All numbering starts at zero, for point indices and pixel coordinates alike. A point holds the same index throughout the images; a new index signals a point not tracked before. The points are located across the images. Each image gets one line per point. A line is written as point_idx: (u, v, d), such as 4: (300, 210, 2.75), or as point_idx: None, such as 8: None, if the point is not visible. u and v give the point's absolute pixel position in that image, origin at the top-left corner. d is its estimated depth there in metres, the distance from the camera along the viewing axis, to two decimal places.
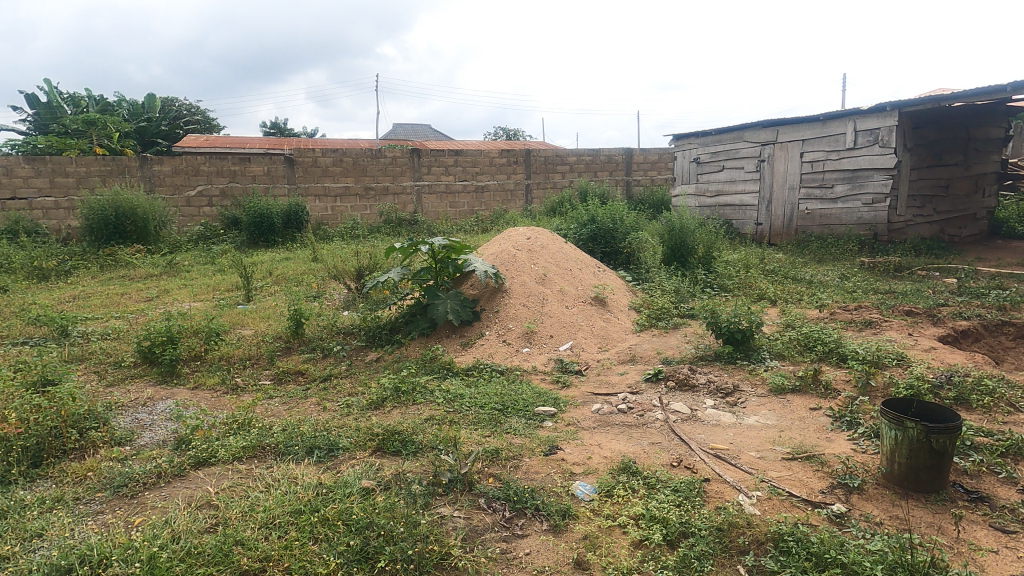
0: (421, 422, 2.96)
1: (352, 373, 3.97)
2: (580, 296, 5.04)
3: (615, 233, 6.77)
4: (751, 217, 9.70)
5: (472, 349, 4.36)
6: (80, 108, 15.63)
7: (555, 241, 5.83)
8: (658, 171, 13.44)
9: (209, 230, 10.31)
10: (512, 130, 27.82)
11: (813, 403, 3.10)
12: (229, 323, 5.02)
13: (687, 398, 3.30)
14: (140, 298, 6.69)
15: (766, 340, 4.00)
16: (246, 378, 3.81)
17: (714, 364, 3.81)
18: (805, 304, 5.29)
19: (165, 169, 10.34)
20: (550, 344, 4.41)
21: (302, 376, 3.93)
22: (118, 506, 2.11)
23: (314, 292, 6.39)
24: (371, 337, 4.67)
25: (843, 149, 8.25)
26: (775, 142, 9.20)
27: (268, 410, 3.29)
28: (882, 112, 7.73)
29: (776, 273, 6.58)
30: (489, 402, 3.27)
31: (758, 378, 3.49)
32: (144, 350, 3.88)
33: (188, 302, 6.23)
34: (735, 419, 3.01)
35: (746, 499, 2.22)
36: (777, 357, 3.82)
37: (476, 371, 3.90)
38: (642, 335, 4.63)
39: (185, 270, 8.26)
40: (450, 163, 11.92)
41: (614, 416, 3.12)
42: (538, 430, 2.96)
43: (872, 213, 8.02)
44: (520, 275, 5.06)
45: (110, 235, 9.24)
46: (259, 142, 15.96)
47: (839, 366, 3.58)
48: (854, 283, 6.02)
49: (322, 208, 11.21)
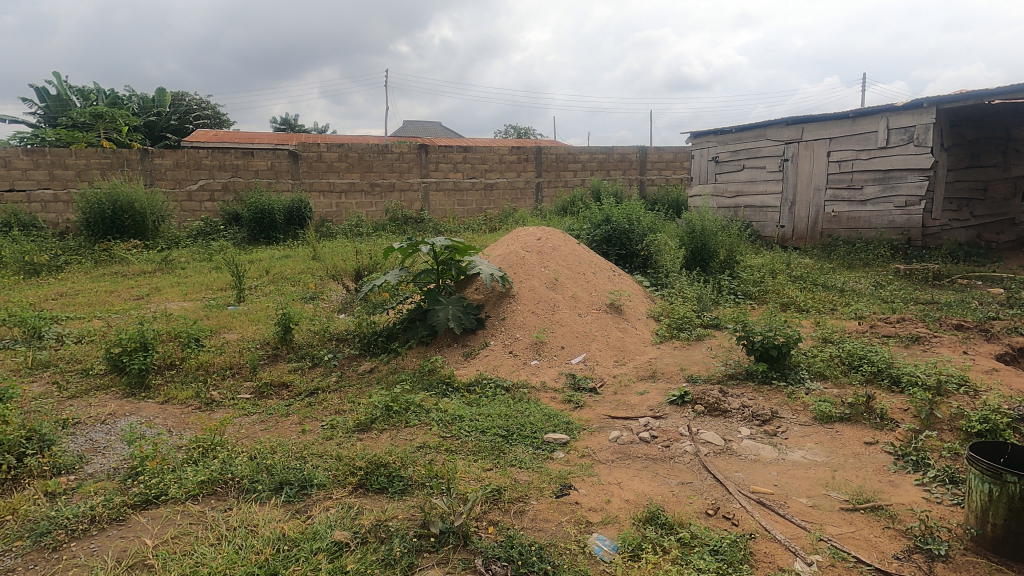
0: (412, 452, 2.57)
1: (341, 388, 3.61)
2: (594, 303, 4.63)
3: (631, 234, 6.34)
4: (773, 219, 9.23)
5: (474, 361, 3.96)
6: (90, 101, 15.54)
7: (567, 242, 5.42)
8: (674, 171, 12.95)
9: (209, 226, 10.00)
10: (522, 129, 27.47)
11: (867, 436, 2.67)
12: (215, 327, 4.68)
13: (719, 425, 2.88)
14: (130, 296, 6.37)
15: (804, 358, 3.57)
16: (225, 390, 3.46)
17: (746, 383, 3.37)
18: (841, 315, 4.85)
19: (166, 163, 10.05)
20: (561, 356, 4.00)
21: (286, 390, 3.57)
22: (33, 563, 1.73)
23: (311, 292, 6.04)
24: (365, 345, 4.31)
25: (875, 148, 7.77)
26: (801, 141, 8.72)
27: (242, 432, 2.92)
28: (919, 108, 7.25)
29: (804, 279, 6.13)
30: (493, 426, 2.86)
31: (798, 402, 3.06)
32: (113, 357, 3.52)
33: (178, 302, 5.90)
34: (777, 453, 2.59)
35: (806, 567, 1.80)
36: (818, 377, 3.38)
37: (478, 387, 3.52)
38: (662, 347, 4.21)
39: (181, 267, 7.94)
40: (459, 159, 11.56)
41: (635, 446, 2.71)
42: (547, 463, 2.56)
43: (905, 217, 7.52)
44: (529, 279, 4.67)
45: (107, 229, 8.95)
46: (267, 137, 15.71)
47: (892, 391, 3.14)
48: (891, 292, 5.57)
49: (327, 204, 10.86)
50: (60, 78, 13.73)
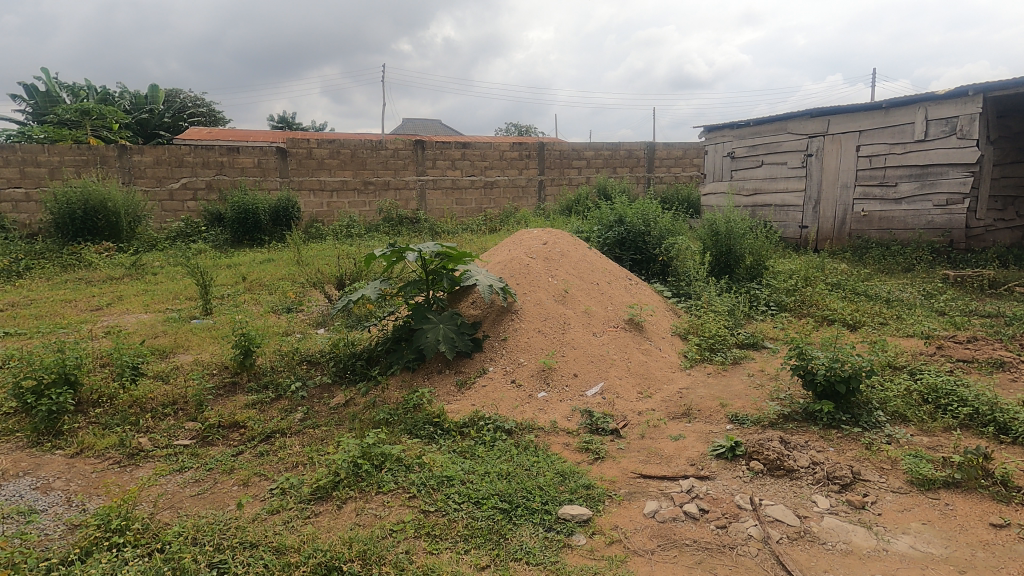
0: (382, 541, 1.90)
1: (305, 429, 2.94)
2: (610, 319, 3.96)
3: (648, 237, 5.66)
4: (795, 219, 8.54)
5: (470, 393, 3.28)
6: (79, 98, 14.93)
7: (577, 247, 4.75)
8: (684, 168, 12.28)
9: (190, 227, 9.33)
10: (524, 128, 26.94)
11: (994, 514, 2.00)
12: (168, 348, 4.00)
13: (787, 493, 2.20)
14: (88, 307, 5.69)
15: (878, 392, 2.89)
16: (160, 436, 2.79)
17: (809, 428, 2.70)
18: (896, 332, 4.18)
19: (146, 160, 9.38)
20: (574, 386, 3.33)
21: (237, 432, 2.91)
22: None
23: (289, 303, 5.38)
24: (341, 371, 3.65)
25: (911, 142, 7.08)
26: (826, 134, 8.03)
27: (163, 500, 2.25)
28: (962, 97, 6.57)
29: (841, 287, 5.46)
30: (493, 495, 2.19)
31: (883, 458, 2.40)
32: (21, 393, 2.86)
33: (140, 315, 5.22)
34: (875, 541, 1.91)
35: None
36: (899, 420, 2.71)
37: (474, 431, 2.85)
38: (694, 375, 3.54)
39: (153, 272, 7.27)
40: (457, 156, 10.86)
41: (680, 527, 2.04)
42: (566, 554, 1.89)
43: (946, 217, 6.84)
44: (535, 291, 3.99)
45: (78, 231, 8.27)
46: (260, 135, 15.04)
47: (1000, 443, 2.47)
48: (945, 303, 4.90)
49: (317, 204, 10.17)
50: (47, 72, 13.15)
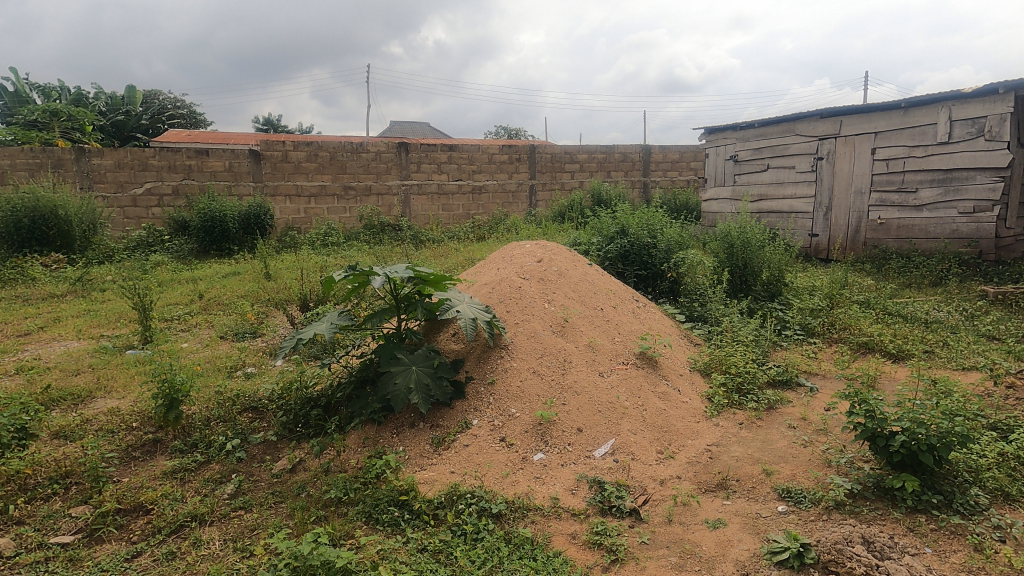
0: None
1: (232, 515, 2.25)
2: (618, 354, 3.32)
3: (654, 250, 5.04)
4: (803, 226, 7.98)
5: (448, 456, 2.61)
6: (50, 99, 14.03)
7: (576, 263, 4.12)
8: (680, 172, 11.69)
9: (153, 235, 8.54)
10: (513, 129, 26.47)
11: None
12: (84, 394, 3.27)
13: None
14: (15, 332, 4.93)
15: (969, 458, 2.28)
16: (31, 531, 2.11)
17: (892, 513, 2.06)
18: (950, 365, 3.58)
19: (106, 163, 8.61)
20: (579, 445, 2.67)
21: (143, 519, 2.22)
22: None
23: (247, 327, 4.68)
24: (292, 423, 2.97)
25: (932, 144, 6.52)
26: (838, 136, 7.46)
27: None
28: (991, 95, 6.01)
29: (872, 306, 4.87)
30: None
31: (1008, 567, 1.77)
32: None
33: (73, 345, 4.47)
34: None
35: None
36: (1004, 501, 2.11)
37: (454, 516, 2.18)
38: (724, 426, 2.90)
39: (101, 288, 6.53)
40: (444, 159, 10.17)
41: None
42: None
43: (972, 225, 6.28)
44: (528, 320, 3.34)
45: (24, 241, 7.46)
46: (239, 137, 14.30)
47: None
48: (993, 326, 4.32)
49: (293, 210, 9.45)
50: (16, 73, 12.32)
